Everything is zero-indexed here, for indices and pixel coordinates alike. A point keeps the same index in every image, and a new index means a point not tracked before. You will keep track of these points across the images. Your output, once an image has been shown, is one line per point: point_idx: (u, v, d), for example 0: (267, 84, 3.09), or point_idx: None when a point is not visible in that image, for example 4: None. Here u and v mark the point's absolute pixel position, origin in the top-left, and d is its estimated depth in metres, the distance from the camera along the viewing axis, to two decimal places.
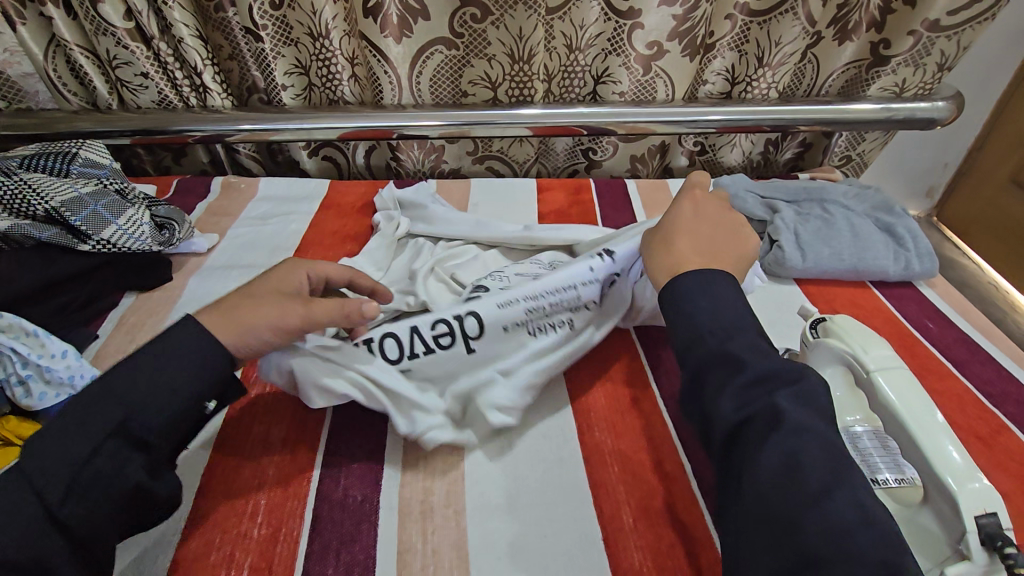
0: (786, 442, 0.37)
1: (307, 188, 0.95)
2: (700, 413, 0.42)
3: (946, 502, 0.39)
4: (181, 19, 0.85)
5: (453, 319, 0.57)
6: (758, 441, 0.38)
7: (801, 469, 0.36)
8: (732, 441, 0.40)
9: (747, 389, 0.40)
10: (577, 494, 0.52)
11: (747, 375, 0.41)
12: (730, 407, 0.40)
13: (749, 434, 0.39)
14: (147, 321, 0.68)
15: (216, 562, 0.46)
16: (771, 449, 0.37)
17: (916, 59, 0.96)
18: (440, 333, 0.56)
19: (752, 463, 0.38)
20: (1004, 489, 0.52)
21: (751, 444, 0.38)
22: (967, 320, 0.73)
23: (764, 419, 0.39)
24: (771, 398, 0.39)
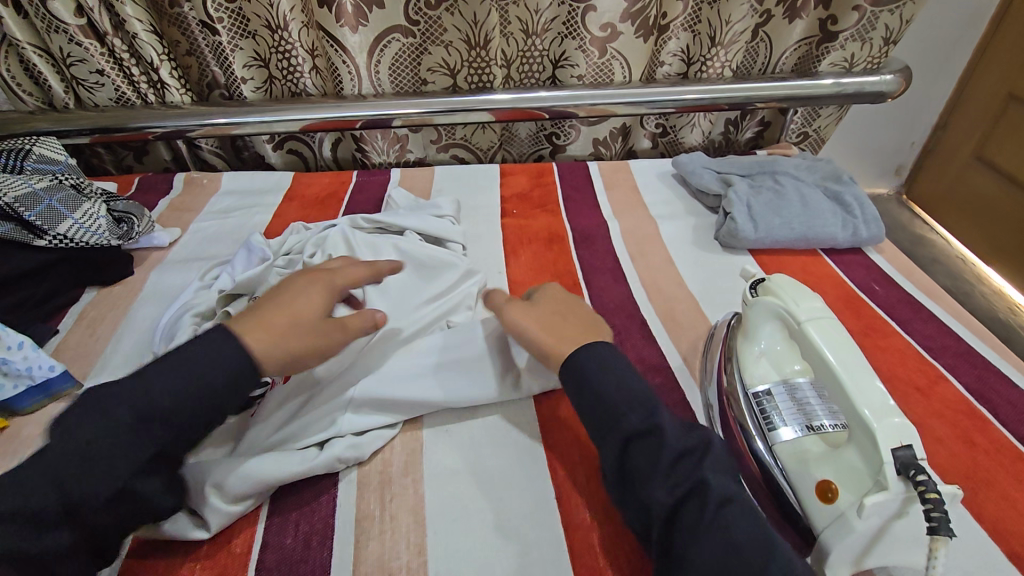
0: (724, 518, 0.40)
1: (271, 181, 0.95)
2: (637, 503, 0.44)
3: (867, 437, 0.41)
4: (134, 14, 0.85)
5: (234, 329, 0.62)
6: (696, 522, 0.40)
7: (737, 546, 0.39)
8: (671, 523, 0.42)
9: (673, 470, 0.43)
10: (531, 458, 0.54)
11: (670, 454, 0.43)
12: (663, 492, 0.42)
13: (687, 517, 0.41)
14: (109, 314, 0.69)
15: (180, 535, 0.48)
16: (709, 532, 0.39)
17: (863, 33, 0.99)
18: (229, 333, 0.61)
19: (692, 545, 0.40)
20: (939, 434, 0.55)
21: (689, 526, 0.41)
22: (911, 281, 0.75)
23: (697, 496, 0.42)
24: (697, 472, 0.43)
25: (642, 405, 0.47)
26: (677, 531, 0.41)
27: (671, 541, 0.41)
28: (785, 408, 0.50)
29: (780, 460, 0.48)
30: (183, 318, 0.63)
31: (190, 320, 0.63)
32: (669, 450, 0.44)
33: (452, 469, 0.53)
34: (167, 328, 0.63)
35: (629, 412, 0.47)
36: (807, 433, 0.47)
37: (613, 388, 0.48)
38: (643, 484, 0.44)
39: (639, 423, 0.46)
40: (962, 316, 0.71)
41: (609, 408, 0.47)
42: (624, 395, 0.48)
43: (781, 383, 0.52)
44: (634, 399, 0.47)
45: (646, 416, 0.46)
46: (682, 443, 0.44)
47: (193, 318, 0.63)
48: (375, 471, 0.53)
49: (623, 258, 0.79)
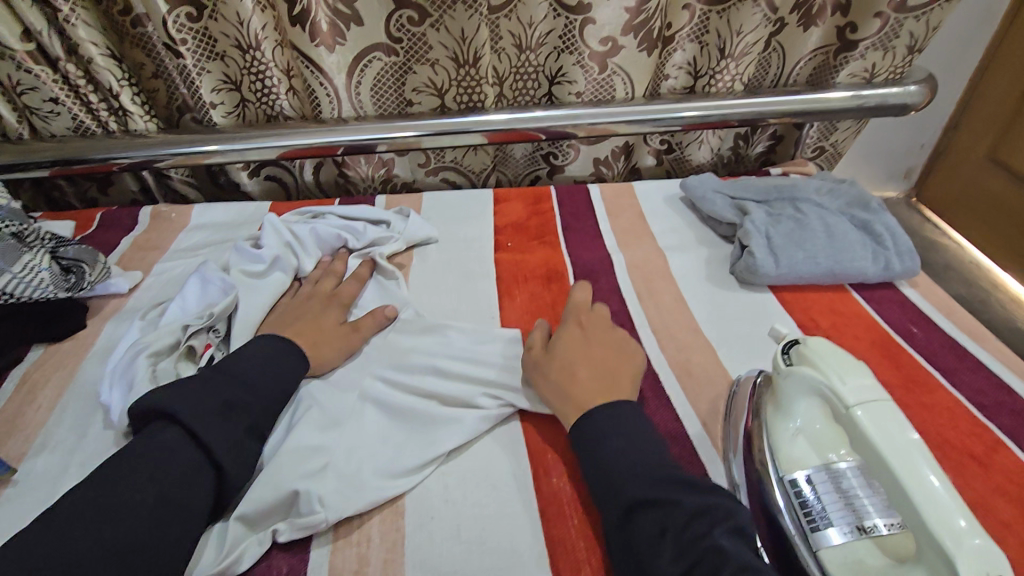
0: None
1: (245, 213, 0.87)
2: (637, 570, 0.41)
3: (942, 561, 0.34)
4: (87, 38, 0.77)
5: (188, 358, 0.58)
6: None
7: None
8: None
9: (684, 537, 0.40)
10: (530, 553, 0.47)
11: (682, 517, 0.41)
12: (673, 563, 0.39)
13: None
14: (54, 377, 0.61)
15: None
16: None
17: (885, 42, 0.91)
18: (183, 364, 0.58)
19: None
20: (1003, 519, 0.48)
21: None
22: (952, 321, 0.68)
23: (708, 564, 0.38)
24: (709, 538, 0.40)
25: (644, 469, 0.45)
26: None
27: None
28: (831, 503, 0.42)
29: (826, 570, 0.40)
30: (138, 361, 0.56)
31: (146, 363, 0.56)
32: (677, 517, 0.41)
33: (438, 570, 0.46)
34: (119, 375, 0.56)
35: (634, 478, 0.45)
36: (859, 537, 0.40)
37: (620, 449, 0.47)
38: (650, 553, 0.41)
39: (644, 491, 0.43)
40: (1012, 362, 0.63)
41: (610, 473, 0.46)
42: (626, 460, 0.46)
43: (821, 469, 0.44)
44: (636, 464, 0.46)
45: (653, 484, 0.44)
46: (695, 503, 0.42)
47: (149, 359, 0.57)
48: (349, 571, 0.46)
49: (629, 298, 0.72)
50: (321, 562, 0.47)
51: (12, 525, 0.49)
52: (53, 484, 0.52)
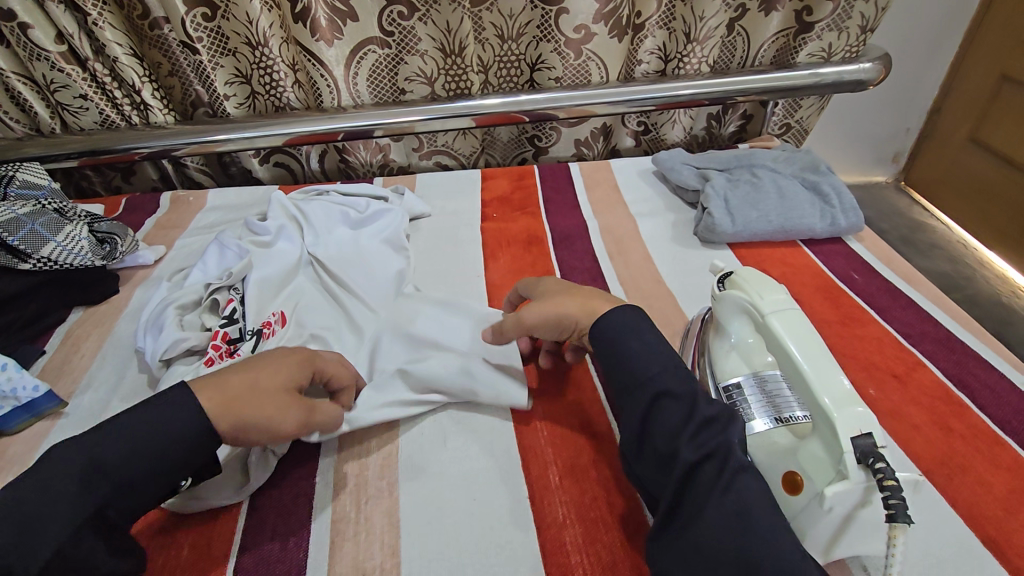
0: (738, 486, 0.41)
1: (256, 195, 0.96)
2: (657, 459, 0.44)
3: (828, 427, 0.41)
4: (113, 39, 0.86)
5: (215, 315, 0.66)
6: (713, 481, 0.41)
7: (750, 514, 0.39)
8: (688, 479, 0.42)
9: (698, 430, 0.43)
10: (506, 459, 0.54)
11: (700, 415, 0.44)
12: (689, 448, 0.43)
13: (699, 484, 0.41)
14: (94, 332, 0.70)
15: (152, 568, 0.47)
16: (722, 497, 0.40)
17: (838, 23, 0.99)
18: (211, 319, 0.65)
19: (704, 506, 0.40)
20: (916, 421, 0.55)
21: (705, 483, 0.41)
22: (891, 268, 0.75)
23: (718, 457, 0.42)
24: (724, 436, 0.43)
25: (671, 371, 0.47)
26: (687, 496, 0.42)
27: (682, 498, 0.42)
28: (756, 400, 0.50)
29: (750, 453, 0.48)
30: (167, 310, 0.64)
31: (174, 313, 0.64)
32: (697, 413, 0.44)
33: (428, 471, 0.54)
34: (149, 322, 0.64)
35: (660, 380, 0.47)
36: (777, 425, 0.48)
37: (641, 351, 0.49)
38: (665, 439, 0.44)
39: (672, 388, 0.46)
40: (942, 302, 0.70)
41: (634, 372, 0.48)
42: (652, 358, 0.48)
43: (750, 376, 0.51)
44: (663, 371, 0.47)
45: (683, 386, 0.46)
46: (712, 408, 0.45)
47: (177, 310, 0.65)
48: (351, 474, 0.54)
49: (601, 257, 0.79)
50: (327, 468, 0.55)
51: None
52: (98, 415, 0.60)
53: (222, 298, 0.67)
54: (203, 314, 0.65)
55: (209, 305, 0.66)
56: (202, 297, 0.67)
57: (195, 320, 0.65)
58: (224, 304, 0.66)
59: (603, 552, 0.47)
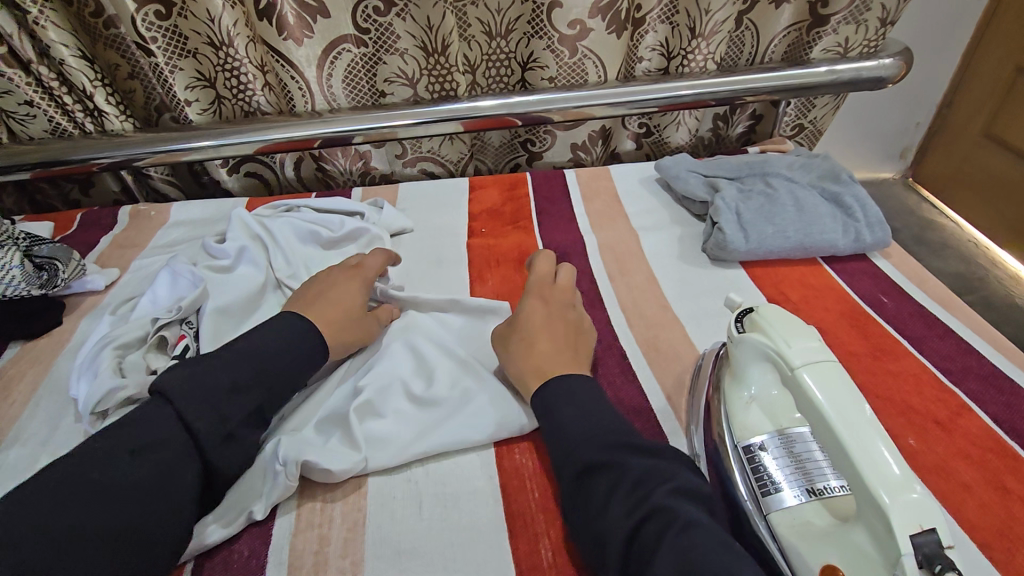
0: (686, 542, 0.36)
1: (223, 208, 0.88)
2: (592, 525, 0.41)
3: (878, 517, 0.34)
4: (58, 39, 0.78)
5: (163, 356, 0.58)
6: (654, 542, 0.37)
7: (697, 565, 0.34)
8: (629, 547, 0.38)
9: (632, 494, 0.40)
10: (490, 530, 0.47)
11: (631, 474, 0.41)
12: (622, 512, 0.39)
13: (641, 550, 0.37)
14: (29, 372, 0.62)
15: None
16: (664, 553, 0.36)
17: (856, 15, 0.91)
18: (157, 361, 0.57)
19: (648, 570, 0.36)
20: (967, 481, 0.47)
21: (648, 548, 0.37)
22: (924, 292, 0.67)
23: (657, 517, 0.38)
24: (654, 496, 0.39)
25: (599, 428, 0.45)
26: (636, 564, 0.37)
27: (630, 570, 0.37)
28: (783, 467, 0.42)
29: (775, 531, 0.40)
30: (103, 352, 0.56)
31: (112, 355, 0.56)
32: (627, 476, 0.41)
33: (399, 547, 0.46)
34: (86, 364, 0.56)
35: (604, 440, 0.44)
36: (810, 500, 0.40)
37: (576, 418, 0.46)
38: (598, 507, 0.41)
39: (597, 454, 0.43)
40: (985, 331, 0.62)
41: (568, 432, 0.46)
42: (581, 424, 0.46)
43: (775, 434, 0.44)
44: (595, 437, 0.45)
45: (608, 450, 0.43)
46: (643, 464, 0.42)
47: (117, 351, 0.56)
48: (310, 551, 0.46)
49: (600, 279, 0.72)
50: (282, 541, 0.47)
51: None
52: (24, 474, 0.52)
53: (172, 334, 0.59)
54: (147, 355, 0.57)
55: (156, 344, 0.58)
56: (148, 334, 0.58)
57: (139, 362, 0.56)
58: (174, 342, 0.58)
59: None
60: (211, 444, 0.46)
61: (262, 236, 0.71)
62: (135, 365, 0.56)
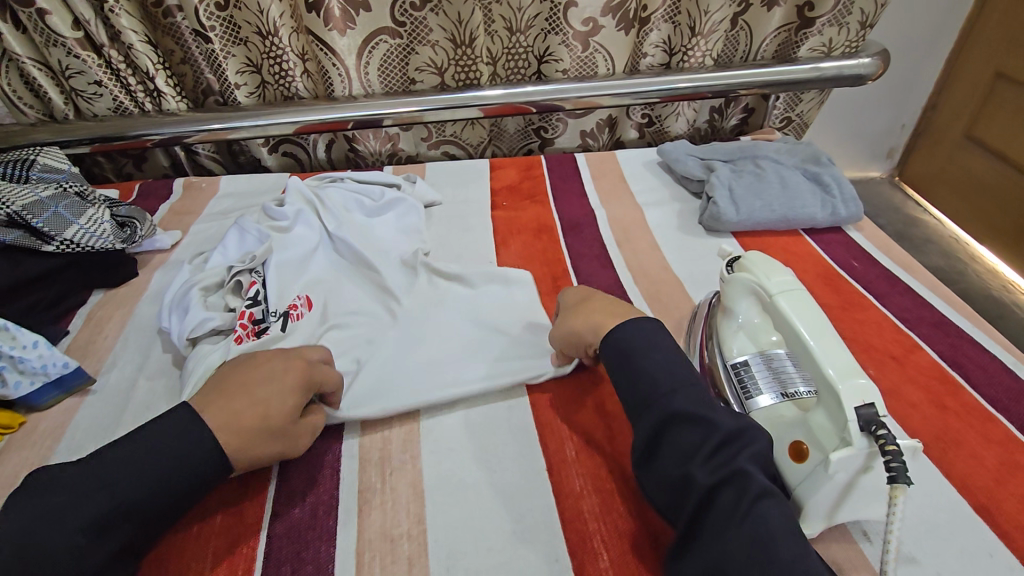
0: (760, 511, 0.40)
1: (267, 182, 0.98)
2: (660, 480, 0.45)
3: (833, 399, 0.44)
4: (128, 26, 0.87)
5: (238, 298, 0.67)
6: (732, 506, 0.41)
7: (768, 535, 0.39)
8: (705, 504, 0.42)
9: (716, 456, 0.44)
10: (523, 434, 0.57)
11: (717, 438, 0.44)
12: (703, 472, 0.43)
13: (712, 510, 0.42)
14: (116, 314, 0.72)
15: (186, 539, 0.49)
16: (744, 521, 0.40)
17: (839, 18, 1.01)
18: (235, 302, 0.67)
19: (721, 530, 0.41)
20: (913, 399, 0.58)
21: (723, 506, 0.42)
22: (888, 256, 0.78)
23: (736, 483, 0.42)
24: (736, 461, 0.43)
25: (686, 385, 0.48)
26: (702, 521, 0.42)
27: (698, 524, 0.42)
28: (762, 376, 0.52)
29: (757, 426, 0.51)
30: (191, 292, 0.65)
31: (198, 294, 0.66)
32: (714, 436, 0.44)
33: (448, 446, 0.56)
34: (174, 300, 0.66)
35: (681, 402, 0.47)
36: (783, 400, 0.50)
37: (658, 364, 0.50)
38: (678, 464, 0.45)
39: (689, 410, 0.46)
40: (939, 289, 0.73)
41: (646, 384, 0.50)
42: (669, 377, 0.49)
43: (758, 355, 0.54)
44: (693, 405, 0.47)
45: (701, 412, 0.46)
46: (729, 425, 0.45)
47: (201, 292, 0.66)
48: (376, 448, 0.56)
49: (609, 244, 0.82)
50: (352, 442, 0.57)
51: (98, 421, 0.59)
52: (127, 392, 0.62)
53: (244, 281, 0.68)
54: (226, 297, 0.67)
55: (231, 289, 0.68)
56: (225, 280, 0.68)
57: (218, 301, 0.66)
58: (247, 287, 0.68)
59: (619, 520, 0.50)
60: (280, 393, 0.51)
61: (314, 202, 0.81)
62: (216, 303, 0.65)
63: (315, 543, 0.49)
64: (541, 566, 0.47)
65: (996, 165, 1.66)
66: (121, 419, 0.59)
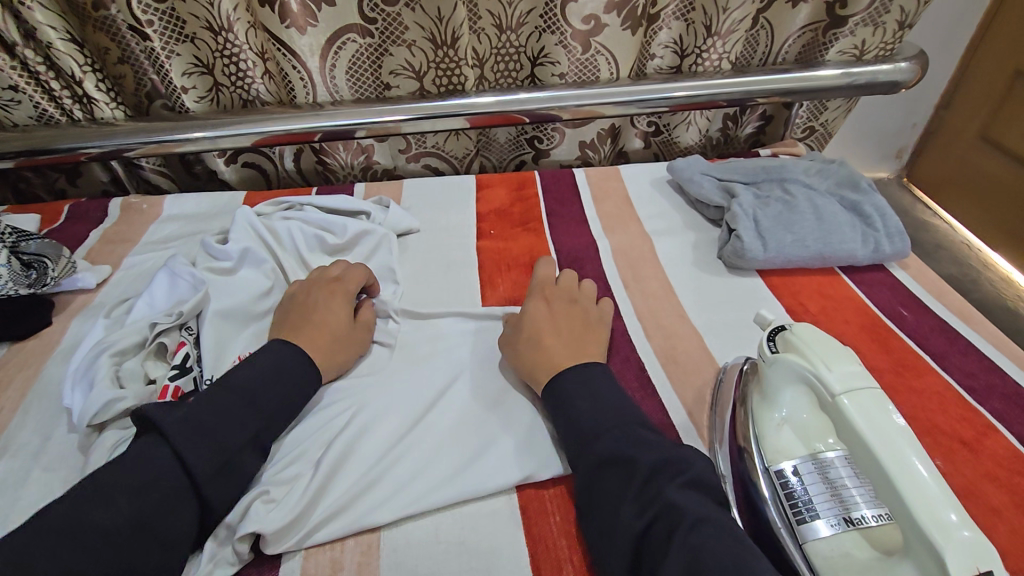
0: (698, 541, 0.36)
1: (220, 203, 0.85)
2: (603, 533, 0.41)
3: (931, 557, 0.32)
4: (45, 21, 0.74)
5: (163, 365, 0.55)
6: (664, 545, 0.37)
7: (704, 565, 0.35)
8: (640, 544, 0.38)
9: (643, 492, 0.40)
10: (511, 553, 0.45)
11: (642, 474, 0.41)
12: (633, 513, 0.40)
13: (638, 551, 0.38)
14: (18, 378, 0.59)
15: None
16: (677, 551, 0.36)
17: (874, 17, 0.89)
18: (158, 370, 0.54)
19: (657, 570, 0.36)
20: (994, 503, 0.47)
21: (658, 547, 0.37)
22: (942, 303, 0.66)
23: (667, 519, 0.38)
24: (664, 495, 0.39)
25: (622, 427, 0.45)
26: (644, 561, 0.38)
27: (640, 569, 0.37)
28: (817, 493, 0.41)
29: (813, 564, 0.39)
30: (100, 360, 0.53)
31: (109, 363, 0.53)
32: (638, 473, 0.41)
33: (416, 570, 0.44)
34: (81, 370, 0.53)
35: (602, 435, 0.45)
36: (846, 529, 0.39)
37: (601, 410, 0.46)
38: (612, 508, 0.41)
39: (614, 449, 0.43)
40: (1004, 344, 0.62)
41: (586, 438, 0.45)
42: (596, 417, 0.46)
43: (808, 459, 0.42)
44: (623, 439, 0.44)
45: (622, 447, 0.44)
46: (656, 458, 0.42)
47: (114, 358, 0.53)
48: (323, 573, 0.44)
49: (615, 284, 0.70)
50: (293, 565, 0.45)
51: None
52: (16, 490, 0.50)
53: (172, 341, 0.56)
54: (147, 363, 0.54)
55: (156, 351, 0.55)
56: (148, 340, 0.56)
57: (137, 370, 0.53)
58: (174, 350, 0.56)
59: None
60: (206, 476, 0.43)
61: (268, 229, 0.70)
62: (134, 373, 0.53)
63: None
64: None
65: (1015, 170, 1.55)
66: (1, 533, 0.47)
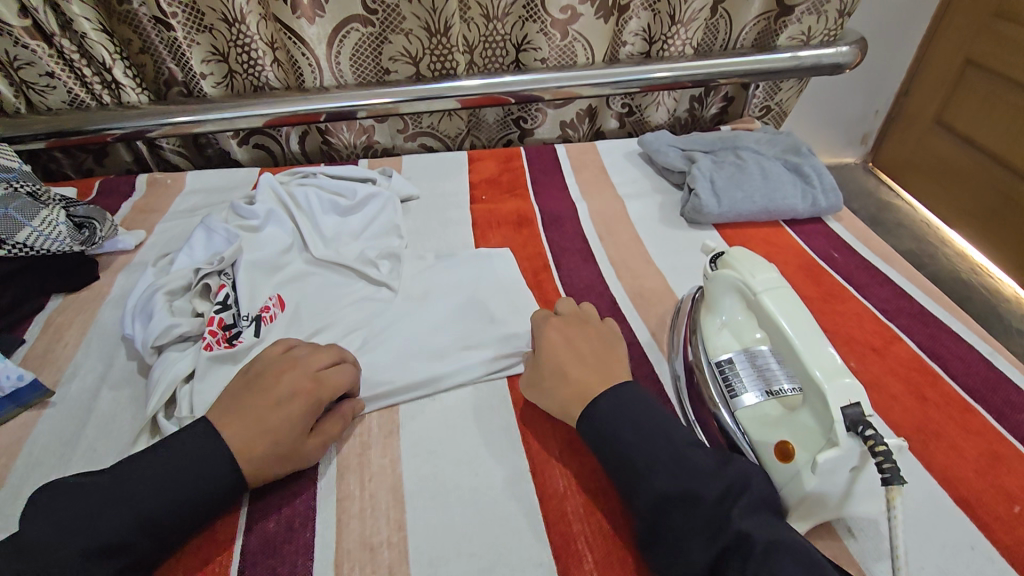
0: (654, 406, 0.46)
1: (236, 176, 0.94)
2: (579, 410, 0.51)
3: (818, 399, 0.44)
4: (81, 13, 0.83)
5: (207, 303, 0.64)
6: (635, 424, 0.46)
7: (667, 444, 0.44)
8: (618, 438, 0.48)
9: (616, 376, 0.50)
10: (506, 435, 0.56)
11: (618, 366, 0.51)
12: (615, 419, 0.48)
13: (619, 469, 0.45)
14: (76, 320, 0.68)
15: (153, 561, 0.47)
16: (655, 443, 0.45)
17: (817, 7, 1.01)
18: (203, 307, 0.63)
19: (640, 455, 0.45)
20: (894, 392, 0.58)
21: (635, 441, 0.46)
22: (869, 248, 0.78)
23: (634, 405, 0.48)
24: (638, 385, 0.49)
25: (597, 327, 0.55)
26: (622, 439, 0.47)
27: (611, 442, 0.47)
28: (746, 374, 0.51)
29: (742, 426, 0.50)
30: (155, 296, 0.62)
31: (162, 299, 0.63)
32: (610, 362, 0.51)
33: (429, 449, 0.54)
34: (137, 307, 0.62)
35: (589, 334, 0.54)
36: (767, 398, 0.49)
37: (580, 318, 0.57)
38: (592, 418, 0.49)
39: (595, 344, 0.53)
40: (917, 278, 0.73)
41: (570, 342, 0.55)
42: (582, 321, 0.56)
43: (741, 352, 0.53)
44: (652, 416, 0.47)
45: (608, 356, 0.52)
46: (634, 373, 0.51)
47: (166, 296, 0.63)
48: (354, 453, 0.54)
49: (591, 238, 0.80)
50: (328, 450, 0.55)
51: (59, 434, 0.56)
52: (89, 403, 0.59)
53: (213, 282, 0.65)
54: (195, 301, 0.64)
55: (201, 292, 0.65)
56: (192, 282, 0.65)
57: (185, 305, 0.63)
58: (216, 290, 0.65)
59: (603, 518, 0.49)
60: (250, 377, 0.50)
61: (289, 194, 0.80)
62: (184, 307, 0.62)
63: (291, 557, 0.47)
64: (525, 568, 0.46)
65: (994, 168, 1.60)
66: (79, 438, 0.56)
